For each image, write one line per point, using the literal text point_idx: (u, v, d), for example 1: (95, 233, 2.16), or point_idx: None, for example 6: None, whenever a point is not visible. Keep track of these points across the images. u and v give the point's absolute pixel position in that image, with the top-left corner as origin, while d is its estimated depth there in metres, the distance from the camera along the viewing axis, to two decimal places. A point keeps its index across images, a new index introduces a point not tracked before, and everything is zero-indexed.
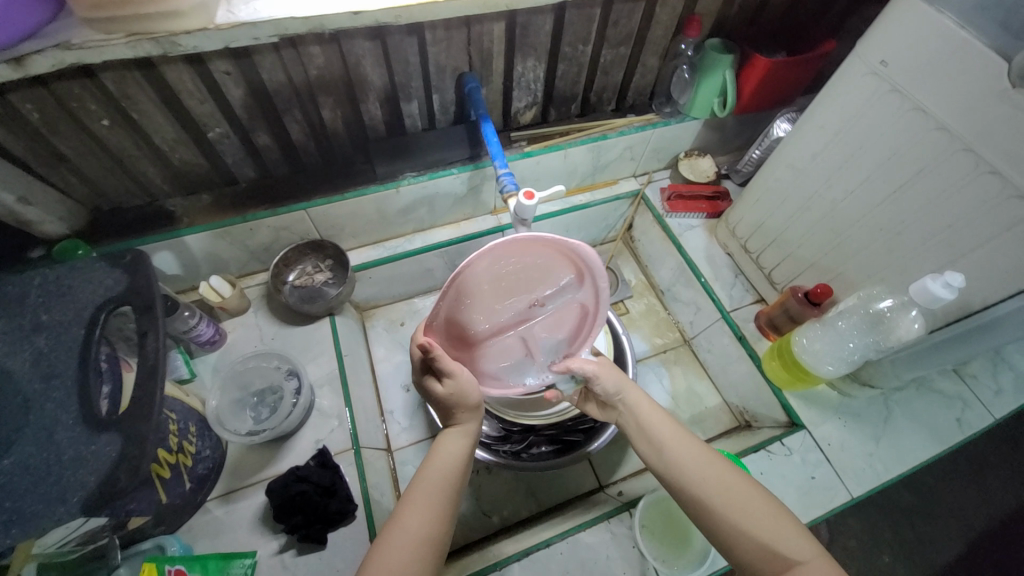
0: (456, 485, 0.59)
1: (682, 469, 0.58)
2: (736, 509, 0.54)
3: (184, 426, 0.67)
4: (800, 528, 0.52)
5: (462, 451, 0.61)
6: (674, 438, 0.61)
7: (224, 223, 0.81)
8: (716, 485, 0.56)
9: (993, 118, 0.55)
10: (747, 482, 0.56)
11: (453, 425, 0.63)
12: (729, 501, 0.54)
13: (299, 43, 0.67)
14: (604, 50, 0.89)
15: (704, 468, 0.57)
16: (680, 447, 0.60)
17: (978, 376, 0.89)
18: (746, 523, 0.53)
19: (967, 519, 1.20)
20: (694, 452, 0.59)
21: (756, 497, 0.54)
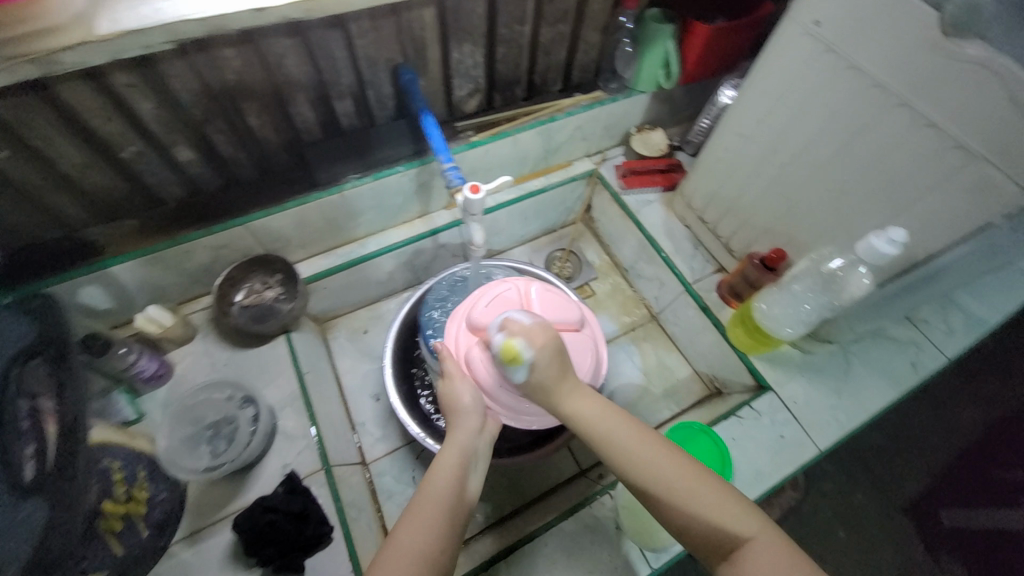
0: (456, 502, 0.57)
1: (626, 459, 0.55)
2: (686, 493, 0.52)
3: (131, 472, 0.66)
4: (747, 505, 0.52)
5: (458, 469, 0.60)
6: (614, 424, 0.58)
7: (153, 249, 0.76)
8: (664, 471, 0.54)
9: (927, 70, 0.55)
10: (691, 466, 0.54)
11: (461, 431, 0.64)
12: (679, 487, 0.53)
13: (208, 46, 0.62)
14: (542, 29, 0.86)
15: (648, 453, 0.55)
16: (619, 433, 0.57)
17: (930, 320, 0.92)
18: (696, 508, 0.52)
19: (931, 451, 1.28)
20: (645, 440, 0.56)
21: (699, 477, 0.53)
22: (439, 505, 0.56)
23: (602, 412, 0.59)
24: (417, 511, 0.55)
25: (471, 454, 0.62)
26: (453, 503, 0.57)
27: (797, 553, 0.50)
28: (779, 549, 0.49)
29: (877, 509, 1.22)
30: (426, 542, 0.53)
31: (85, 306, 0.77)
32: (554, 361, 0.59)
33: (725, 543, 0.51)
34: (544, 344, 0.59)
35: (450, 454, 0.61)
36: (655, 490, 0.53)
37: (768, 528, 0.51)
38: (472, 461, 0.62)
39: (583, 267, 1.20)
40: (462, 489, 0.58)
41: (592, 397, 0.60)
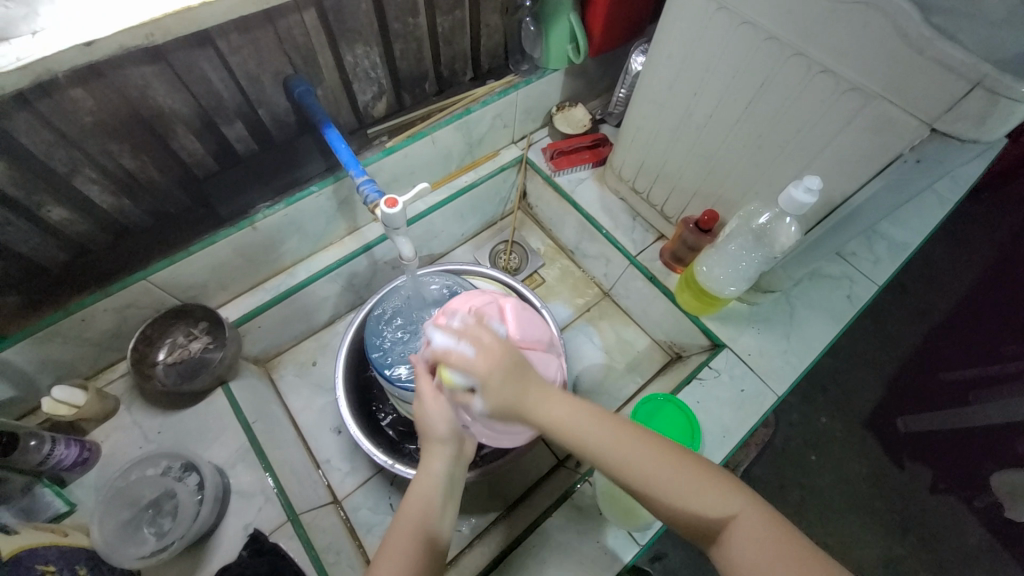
0: (433, 532, 0.56)
1: (609, 456, 0.55)
2: (670, 481, 0.52)
3: (69, 572, 0.58)
4: (727, 482, 0.52)
5: (437, 494, 0.58)
6: (588, 422, 0.57)
7: (42, 325, 0.67)
8: (645, 463, 0.53)
9: (814, 15, 0.56)
10: (671, 451, 0.54)
11: (435, 458, 0.60)
12: (662, 477, 0.52)
13: (49, 89, 0.54)
14: (438, 18, 0.81)
15: (627, 448, 0.55)
16: (596, 431, 0.56)
17: (858, 252, 0.97)
18: (680, 496, 0.52)
19: (878, 369, 1.36)
20: (614, 436, 0.55)
21: (680, 465, 0.53)
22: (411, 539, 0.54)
23: (576, 411, 0.58)
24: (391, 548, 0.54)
25: (449, 482, 0.60)
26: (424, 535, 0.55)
27: (781, 522, 0.49)
28: (763, 521, 0.49)
29: (840, 432, 1.29)
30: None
31: None
32: (505, 386, 0.56)
33: (714, 525, 0.50)
34: (489, 372, 0.55)
35: (424, 479, 0.59)
36: (640, 484, 0.53)
37: (750, 502, 0.51)
38: (450, 486, 0.60)
39: (528, 256, 1.18)
40: (437, 518, 0.56)
41: (563, 402, 0.58)
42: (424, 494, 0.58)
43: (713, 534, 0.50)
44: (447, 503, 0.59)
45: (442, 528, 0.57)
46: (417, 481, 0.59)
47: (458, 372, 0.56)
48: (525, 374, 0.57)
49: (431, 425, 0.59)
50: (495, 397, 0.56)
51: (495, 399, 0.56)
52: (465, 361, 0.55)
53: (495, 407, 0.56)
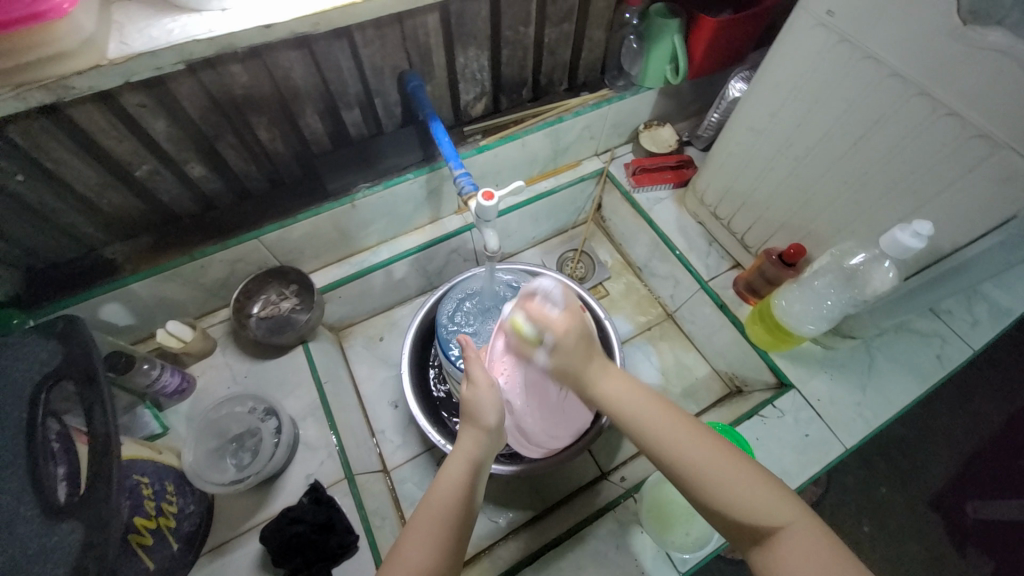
0: (459, 517, 0.56)
1: (658, 436, 0.57)
2: (720, 475, 0.52)
3: (161, 487, 0.64)
4: (780, 491, 0.51)
5: (466, 479, 0.59)
6: (643, 402, 0.61)
7: (169, 266, 0.77)
8: (695, 450, 0.54)
9: (947, 57, 0.53)
10: (726, 448, 0.54)
11: (470, 443, 0.63)
12: (710, 468, 0.53)
13: (216, 63, 0.62)
14: (547, 29, 0.85)
15: (679, 431, 0.56)
16: (649, 410, 0.60)
17: (953, 311, 0.90)
18: (729, 491, 0.51)
19: (957, 443, 1.25)
20: (664, 416, 0.58)
21: (731, 459, 0.53)
22: (436, 511, 0.56)
23: (634, 389, 0.63)
24: (416, 525, 0.55)
25: (478, 469, 0.62)
26: (449, 507, 0.56)
27: (836, 544, 0.47)
28: (815, 536, 0.47)
29: (904, 503, 1.19)
30: (428, 558, 0.52)
31: (107, 323, 0.79)
32: (574, 347, 0.64)
33: (761, 528, 0.49)
34: (566, 330, 0.64)
35: (455, 466, 0.61)
36: (687, 470, 0.54)
37: (804, 514, 0.49)
38: (478, 474, 0.62)
39: (595, 267, 1.19)
40: (464, 504, 0.57)
41: (621, 379, 0.64)
42: (454, 481, 0.59)
43: (759, 536, 0.49)
44: (475, 493, 0.60)
45: (468, 515, 0.58)
46: (448, 467, 0.61)
47: (533, 323, 0.65)
48: (589, 344, 0.66)
49: (478, 409, 0.63)
50: (564, 352, 0.64)
51: (562, 356, 0.64)
52: (545, 316, 0.64)
53: (560, 362, 0.65)
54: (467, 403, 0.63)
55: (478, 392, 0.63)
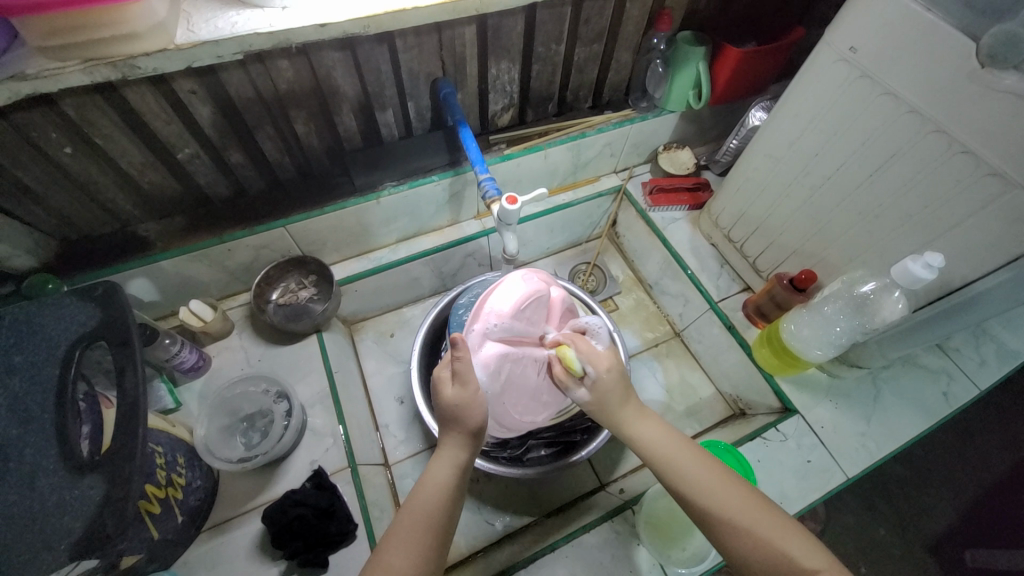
0: (445, 518, 0.56)
1: (692, 478, 0.57)
2: (751, 522, 0.53)
3: (172, 458, 0.65)
4: (806, 535, 0.52)
5: (452, 482, 0.58)
6: (679, 445, 0.60)
7: (198, 246, 0.79)
8: (723, 494, 0.55)
9: (964, 97, 0.56)
10: (756, 496, 0.55)
11: (452, 447, 0.60)
12: (743, 514, 0.53)
13: (265, 58, 0.65)
14: (577, 48, 0.88)
15: (710, 474, 0.57)
16: (677, 451, 0.59)
17: (961, 349, 0.91)
18: (758, 536, 0.52)
19: (960, 486, 1.24)
20: (699, 458, 0.58)
21: (760, 507, 0.54)
22: (422, 514, 0.55)
23: (666, 434, 0.62)
24: (401, 531, 0.54)
25: (462, 474, 0.59)
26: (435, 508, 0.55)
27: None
28: None
29: (903, 546, 1.18)
30: (414, 563, 0.51)
31: (133, 298, 0.81)
32: (614, 386, 0.63)
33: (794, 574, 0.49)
34: (610, 367, 0.63)
35: (440, 470, 0.58)
36: (718, 518, 0.54)
37: (830, 560, 0.50)
38: (463, 479, 0.60)
39: (607, 281, 1.21)
40: (449, 508, 0.56)
41: (656, 424, 0.63)
42: (441, 486, 0.57)
43: None
44: (458, 499, 0.58)
45: (451, 517, 0.56)
46: (434, 471, 0.58)
47: (582, 358, 0.64)
48: (630, 388, 0.64)
49: (466, 412, 0.59)
50: (604, 390, 0.63)
51: (602, 393, 0.63)
52: (590, 353, 0.64)
53: (600, 399, 0.63)
54: (454, 405, 0.59)
55: (469, 395, 0.59)
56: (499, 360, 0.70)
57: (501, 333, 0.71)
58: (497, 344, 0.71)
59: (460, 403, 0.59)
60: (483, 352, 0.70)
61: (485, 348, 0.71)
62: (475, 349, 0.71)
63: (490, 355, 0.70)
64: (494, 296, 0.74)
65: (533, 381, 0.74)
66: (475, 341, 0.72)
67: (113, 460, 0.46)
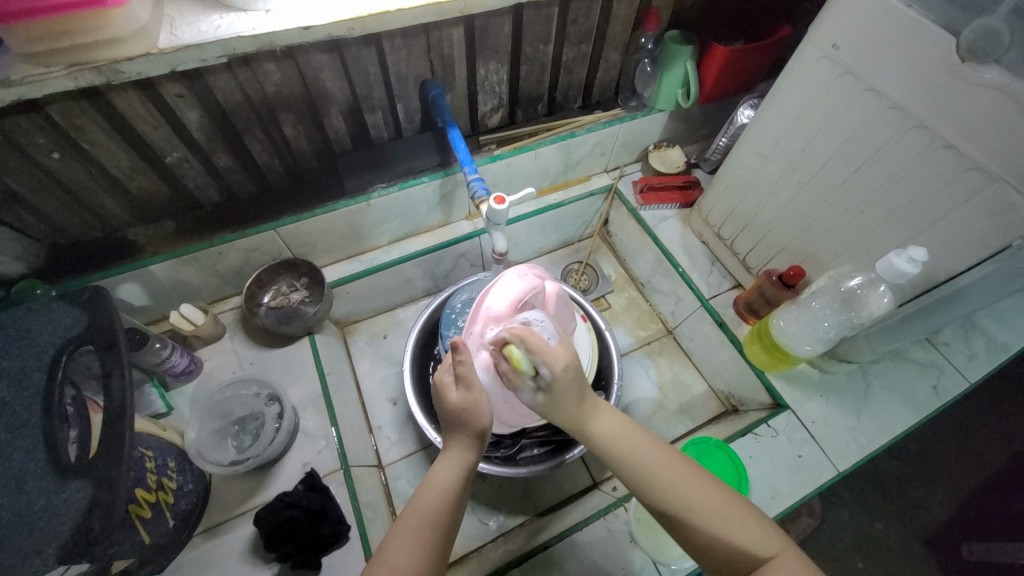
0: (449, 520, 0.55)
1: (654, 473, 0.57)
2: (713, 515, 0.54)
3: (163, 462, 0.65)
4: (765, 523, 0.54)
5: (457, 484, 0.57)
6: (639, 439, 0.60)
7: (189, 250, 0.79)
8: (686, 487, 0.55)
9: (944, 92, 0.56)
10: (715, 487, 0.56)
11: (455, 450, 0.60)
12: (707, 510, 0.54)
13: (252, 61, 0.65)
14: (565, 49, 0.88)
15: (669, 467, 0.57)
16: (637, 445, 0.59)
17: (951, 342, 0.92)
18: (718, 528, 0.53)
19: (954, 480, 1.24)
20: (660, 452, 0.59)
21: (721, 499, 0.55)
22: (423, 516, 0.55)
23: (626, 427, 0.61)
24: (403, 534, 0.53)
25: (467, 475, 0.59)
26: (438, 510, 0.55)
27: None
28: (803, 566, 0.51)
29: (898, 541, 1.18)
30: (414, 563, 0.51)
31: (123, 302, 0.81)
32: (568, 384, 0.57)
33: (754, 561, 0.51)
34: (566, 364, 0.57)
35: (445, 472, 0.58)
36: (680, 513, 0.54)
37: (789, 546, 0.53)
38: (470, 479, 0.59)
39: (599, 280, 1.21)
40: (453, 511, 0.56)
41: (616, 417, 0.62)
42: (443, 489, 0.56)
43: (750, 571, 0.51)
44: (463, 500, 0.58)
45: (454, 519, 0.56)
46: (438, 473, 0.58)
47: (534, 356, 0.57)
48: (584, 382, 0.59)
49: (471, 416, 0.58)
50: (561, 389, 0.57)
51: (557, 392, 0.58)
52: (540, 350, 0.57)
53: (554, 399, 0.59)
54: (459, 410, 0.58)
55: (474, 397, 0.58)
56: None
57: (500, 333, 0.71)
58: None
59: (466, 407, 0.59)
60: (483, 353, 0.70)
61: (485, 349, 0.70)
62: (474, 352, 0.72)
63: (492, 357, 0.70)
64: (490, 294, 0.74)
65: None
66: (474, 344, 0.72)
67: (99, 463, 0.46)
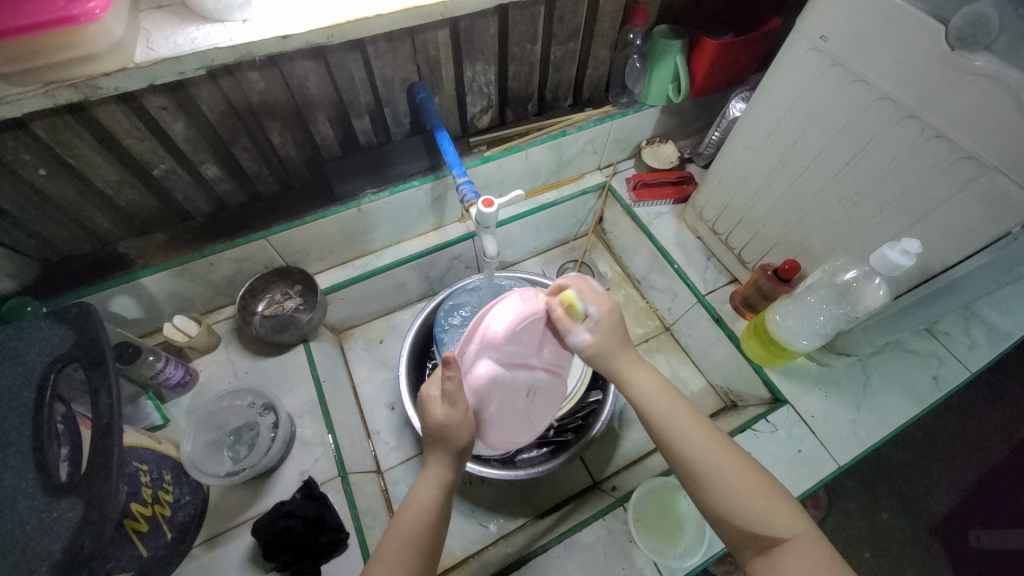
0: (432, 535, 0.55)
1: (682, 439, 0.57)
2: (737, 482, 0.54)
3: (158, 475, 0.65)
4: (790, 504, 0.53)
5: (438, 500, 0.58)
6: (670, 403, 0.60)
7: (180, 261, 0.79)
8: (712, 457, 0.56)
9: (935, 82, 0.55)
10: (746, 461, 0.56)
11: (433, 467, 0.60)
12: (731, 478, 0.54)
13: (235, 70, 0.65)
14: (553, 47, 0.87)
15: (702, 437, 0.57)
16: (671, 410, 0.59)
17: (951, 332, 0.91)
18: (742, 501, 0.53)
19: (960, 469, 1.23)
20: (688, 418, 0.59)
21: (750, 471, 0.55)
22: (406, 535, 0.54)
23: (662, 390, 0.62)
24: (386, 554, 0.53)
25: (448, 492, 0.59)
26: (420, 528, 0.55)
27: (840, 560, 0.49)
28: (820, 551, 0.50)
29: (904, 532, 1.17)
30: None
31: (117, 316, 0.82)
32: (615, 327, 0.65)
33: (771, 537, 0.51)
34: (612, 307, 0.65)
35: (424, 491, 0.58)
36: (706, 477, 0.55)
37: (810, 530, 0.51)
38: (450, 494, 0.60)
39: (595, 278, 1.21)
40: (435, 530, 0.56)
41: (652, 376, 0.63)
42: (424, 509, 0.56)
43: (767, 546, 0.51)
44: (444, 516, 0.58)
45: (438, 534, 0.56)
46: (418, 491, 0.58)
47: (584, 299, 0.64)
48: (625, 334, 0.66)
49: (451, 433, 0.58)
50: (608, 330, 0.64)
51: (605, 332, 0.64)
52: (592, 295, 0.65)
53: (602, 341, 0.64)
54: (442, 426, 0.58)
55: (458, 415, 0.58)
56: (491, 384, 0.63)
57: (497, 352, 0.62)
58: (490, 364, 0.62)
59: (446, 425, 0.58)
60: (474, 373, 0.61)
61: (477, 368, 0.62)
62: (467, 369, 0.62)
63: (482, 378, 0.61)
64: (492, 309, 0.63)
65: (520, 405, 0.70)
66: (469, 360, 0.63)
67: (89, 481, 0.46)
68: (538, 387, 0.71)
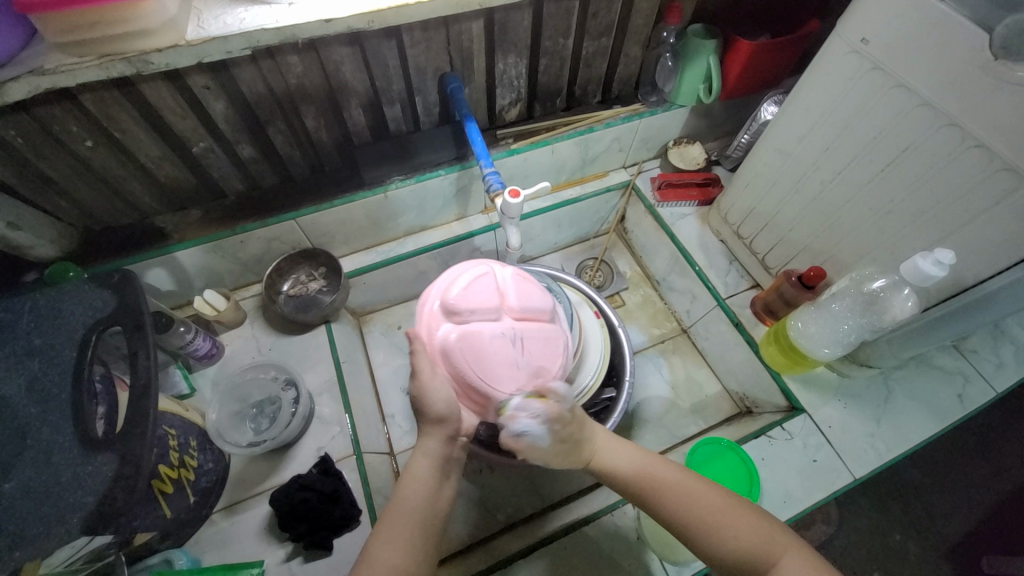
0: (429, 512, 0.57)
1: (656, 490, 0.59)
2: (718, 519, 0.55)
3: (185, 441, 0.68)
4: (771, 523, 0.56)
5: (432, 475, 0.59)
6: (641, 463, 0.62)
7: (214, 238, 0.82)
8: (691, 499, 0.57)
9: (978, 90, 0.54)
10: (720, 491, 0.58)
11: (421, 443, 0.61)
12: (713, 512, 0.56)
13: (276, 53, 0.67)
14: (585, 42, 0.87)
15: (677, 485, 0.59)
16: (640, 469, 0.61)
17: (979, 350, 0.88)
18: (728, 533, 0.55)
19: (979, 493, 1.20)
20: (656, 470, 0.60)
21: (725, 498, 0.58)
22: (403, 512, 0.56)
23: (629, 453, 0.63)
24: (387, 526, 0.54)
25: (443, 461, 0.60)
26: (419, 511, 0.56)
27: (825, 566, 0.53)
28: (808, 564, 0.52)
29: (917, 553, 1.15)
30: (398, 557, 0.52)
31: (151, 287, 0.85)
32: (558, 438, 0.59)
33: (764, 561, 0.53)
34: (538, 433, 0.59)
35: (420, 466, 0.59)
36: (691, 525, 0.56)
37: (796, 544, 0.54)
38: (446, 467, 0.61)
39: (614, 277, 1.21)
40: (436, 498, 0.58)
41: (618, 444, 0.64)
42: (423, 484, 0.58)
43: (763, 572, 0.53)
44: (441, 484, 0.60)
45: (437, 512, 0.57)
46: (412, 466, 0.59)
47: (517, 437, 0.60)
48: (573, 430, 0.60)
49: (428, 403, 0.60)
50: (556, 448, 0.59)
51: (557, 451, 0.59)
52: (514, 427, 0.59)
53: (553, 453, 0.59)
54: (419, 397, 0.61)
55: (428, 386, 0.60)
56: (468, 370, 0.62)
57: (453, 316, 0.64)
58: (454, 326, 0.64)
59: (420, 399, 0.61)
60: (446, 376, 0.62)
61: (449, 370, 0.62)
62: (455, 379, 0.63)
63: (449, 338, 0.63)
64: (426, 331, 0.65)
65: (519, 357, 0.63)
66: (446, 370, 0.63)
67: (122, 439, 0.48)
68: (528, 336, 0.65)
